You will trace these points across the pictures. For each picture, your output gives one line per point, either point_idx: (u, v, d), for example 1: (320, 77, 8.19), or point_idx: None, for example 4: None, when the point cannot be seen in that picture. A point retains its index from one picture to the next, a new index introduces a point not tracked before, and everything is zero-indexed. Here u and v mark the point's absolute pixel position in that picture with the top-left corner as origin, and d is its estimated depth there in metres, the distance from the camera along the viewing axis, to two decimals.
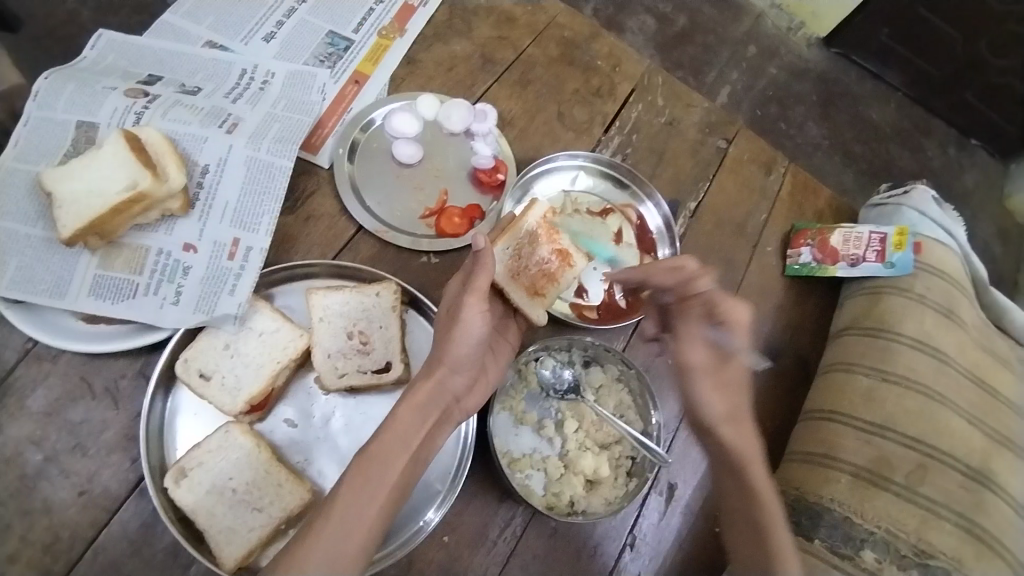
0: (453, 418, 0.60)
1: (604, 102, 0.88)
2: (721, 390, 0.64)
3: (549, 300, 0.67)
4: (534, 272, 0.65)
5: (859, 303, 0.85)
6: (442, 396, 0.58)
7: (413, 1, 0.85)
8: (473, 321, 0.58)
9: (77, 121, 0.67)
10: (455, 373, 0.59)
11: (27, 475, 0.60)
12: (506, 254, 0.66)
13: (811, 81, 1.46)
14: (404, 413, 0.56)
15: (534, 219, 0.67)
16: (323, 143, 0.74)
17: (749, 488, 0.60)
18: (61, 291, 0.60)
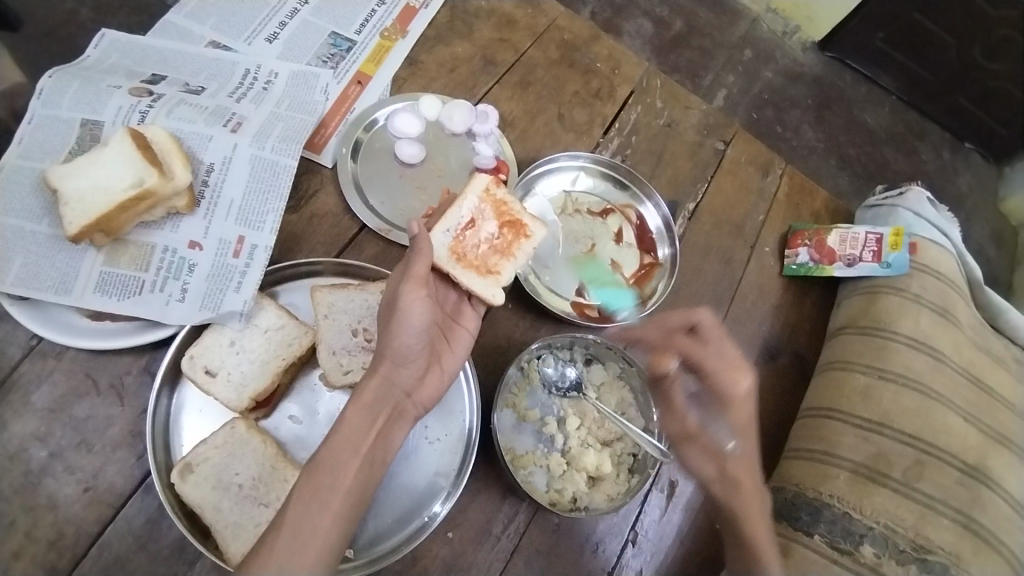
0: (407, 413, 0.59)
1: (604, 104, 0.89)
2: (708, 455, 0.67)
3: (504, 277, 0.65)
4: (481, 252, 0.65)
5: (856, 302, 0.86)
6: (390, 391, 0.58)
7: (414, 3, 0.86)
8: (410, 310, 0.57)
9: (81, 119, 0.67)
10: (401, 366, 0.58)
11: (31, 471, 0.60)
12: (448, 237, 0.65)
13: (805, 86, 1.48)
14: (351, 416, 0.56)
15: (473, 197, 0.67)
16: (326, 143, 0.75)
17: (749, 546, 0.63)
18: (66, 287, 0.61)
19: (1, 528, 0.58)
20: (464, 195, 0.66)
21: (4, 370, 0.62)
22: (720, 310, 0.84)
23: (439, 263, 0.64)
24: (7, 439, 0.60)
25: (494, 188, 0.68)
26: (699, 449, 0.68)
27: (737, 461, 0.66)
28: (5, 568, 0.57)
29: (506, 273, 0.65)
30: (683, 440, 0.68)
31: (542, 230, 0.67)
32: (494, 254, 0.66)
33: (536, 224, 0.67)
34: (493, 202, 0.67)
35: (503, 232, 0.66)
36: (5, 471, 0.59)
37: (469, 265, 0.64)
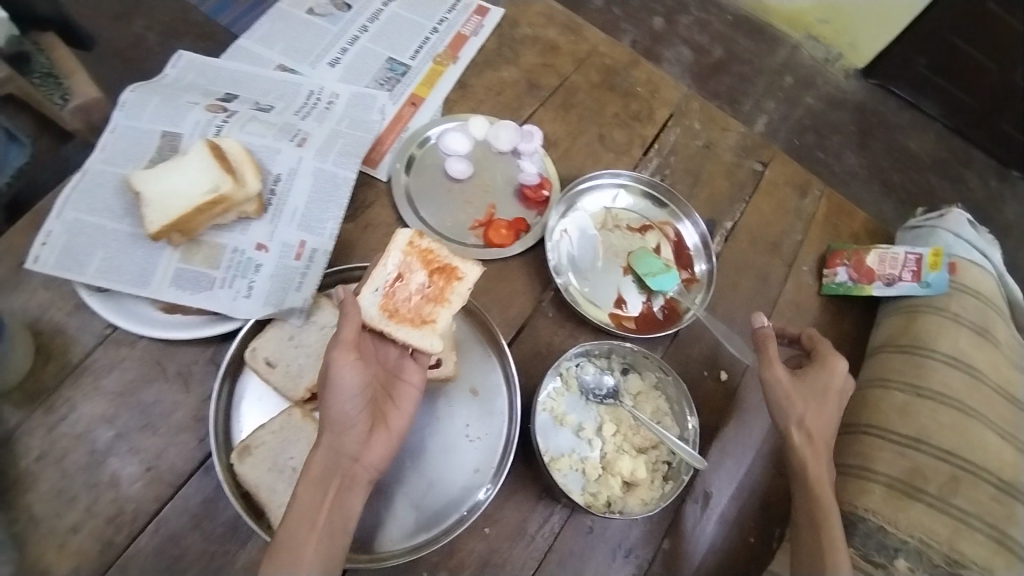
0: (358, 477, 0.61)
1: (643, 125, 0.92)
2: (806, 401, 0.70)
3: (440, 325, 0.67)
4: (413, 304, 0.67)
5: (894, 322, 0.85)
6: (336, 460, 0.60)
7: (465, 31, 0.92)
8: (340, 380, 0.60)
9: (161, 131, 0.74)
10: (342, 433, 0.61)
11: (98, 450, 0.65)
12: (378, 295, 0.67)
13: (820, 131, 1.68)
14: (303, 492, 0.58)
15: (398, 252, 0.68)
16: (382, 159, 0.80)
17: (810, 482, 0.68)
18: (144, 280, 0.66)
19: (66, 501, 0.63)
20: (386, 252, 0.67)
21: (79, 356, 0.69)
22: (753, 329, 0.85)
23: (371, 322, 0.66)
24: (78, 419, 0.66)
25: (417, 238, 0.69)
26: (804, 404, 0.69)
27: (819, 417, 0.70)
28: (66, 540, 0.62)
29: (441, 320, 0.67)
30: (795, 398, 0.69)
31: (471, 268, 0.68)
32: (426, 302, 0.67)
33: (465, 264, 0.68)
34: (417, 252, 0.68)
35: (433, 279, 0.68)
36: (73, 450, 0.65)
37: (403, 319, 0.66)
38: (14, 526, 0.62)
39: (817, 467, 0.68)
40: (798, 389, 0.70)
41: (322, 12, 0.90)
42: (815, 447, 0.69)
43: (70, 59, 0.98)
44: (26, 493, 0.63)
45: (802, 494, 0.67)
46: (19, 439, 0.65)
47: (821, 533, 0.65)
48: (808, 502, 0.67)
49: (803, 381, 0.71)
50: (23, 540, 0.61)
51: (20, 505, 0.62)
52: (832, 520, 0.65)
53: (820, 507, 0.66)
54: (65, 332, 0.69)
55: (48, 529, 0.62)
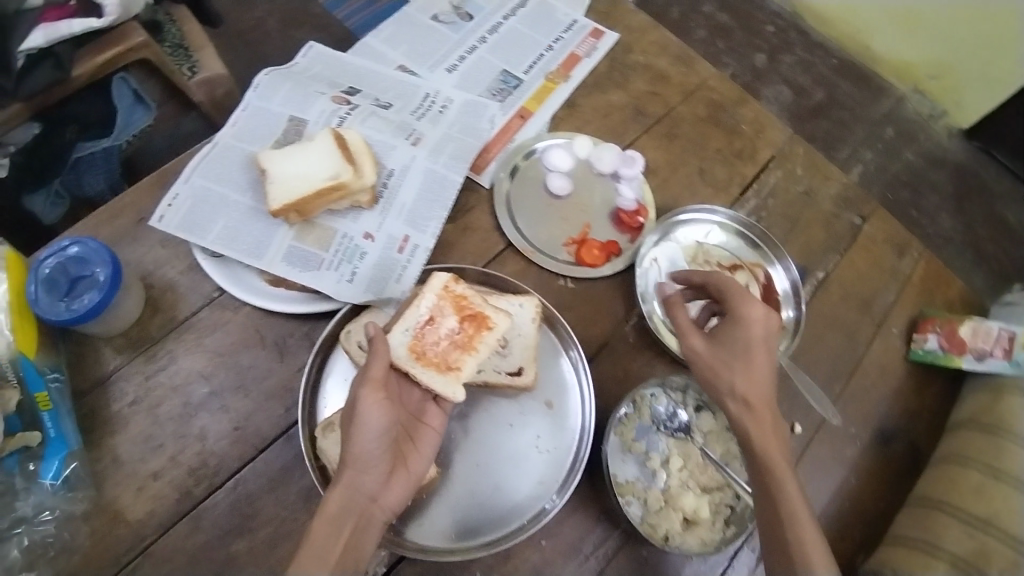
0: (375, 518, 0.59)
1: (744, 164, 0.92)
2: (727, 363, 0.65)
3: (465, 374, 0.65)
4: (440, 348, 0.66)
5: (979, 399, 0.84)
6: (354, 499, 0.59)
7: (578, 52, 0.94)
8: (368, 416, 0.59)
9: (289, 115, 0.78)
10: (363, 472, 0.60)
11: (191, 403, 0.69)
12: (407, 335, 0.66)
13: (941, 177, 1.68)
14: (318, 529, 0.57)
15: (432, 294, 0.67)
16: (487, 166, 0.83)
17: (761, 471, 0.62)
18: (259, 253, 0.70)
19: (152, 448, 0.67)
20: (421, 293, 0.67)
21: (185, 313, 0.72)
22: (837, 384, 0.84)
23: (396, 362, 0.65)
24: (177, 371, 0.70)
25: (452, 283, 0.68)
26: (729, 369, 0.65)
27: (749, 379, 0.64)
28: (145, 485, 0.65)
29: (466, 369, 0.65)
30: (715, 364, 0.65)
31: (503, 319, 0.67)
32: (454, 349, 0.66)
33: (497, 314, 0.67)
34: (451, 297, 0.68)
35: (463, 325, 0.67)
36: (170, 399, 0.69)
37: (430, 363, 0.65)
38: (96, 464, 0.66)
39: (768, 443, 0.63)
40: (716, 353, 0.66)
41: (445, 19, 0.94)
42: (756, 415, 0.64)
43: (197, 32, 1.02)
44: (116, 434, 0.67)
45: (756, 491, 0.63)
46: (116, 383, 0.69)
47: (794, 555, 0.58)
48: (769, 511, 0.61)
49: (723, 342, 0.66)
50: (104, 479, 0.65)
51: (108, 444, 0.67)
52: (796, 526, 0.59)
53: (780, 514, 0.60)
54: (175, 289, 0.73)
55: (130, 471, 0.66)
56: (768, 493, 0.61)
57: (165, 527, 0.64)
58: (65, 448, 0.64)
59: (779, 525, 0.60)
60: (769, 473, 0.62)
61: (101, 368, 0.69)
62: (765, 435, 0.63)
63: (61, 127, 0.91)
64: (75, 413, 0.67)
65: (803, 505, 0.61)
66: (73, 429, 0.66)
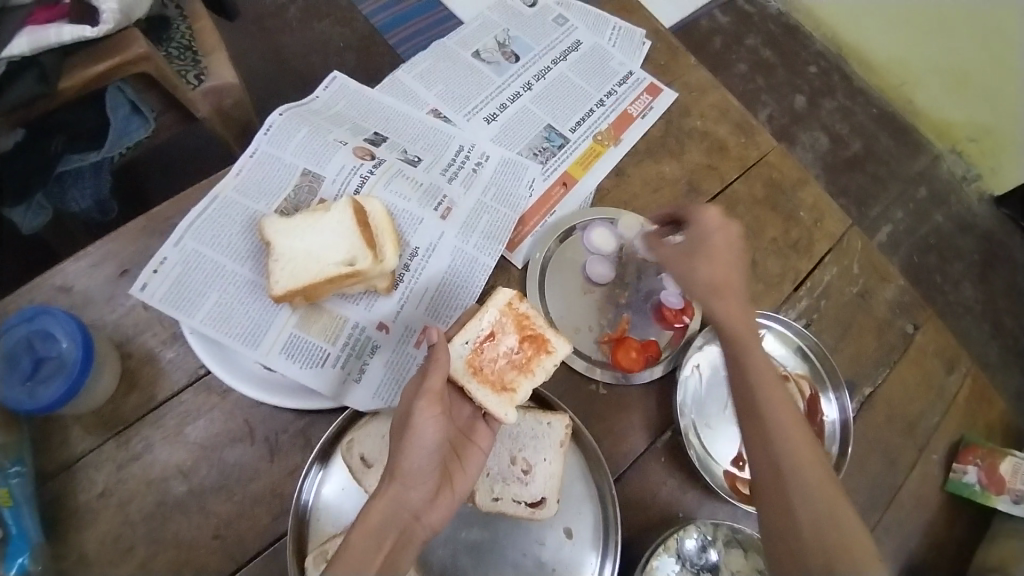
0: (416, 536, 0.54)
1: (798, 257, 0.84)
2: (690, 258, 0.67)
3: (520, 398, 0.61)
4: (498, 366, 0.62)
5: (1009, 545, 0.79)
6: (399, 513, 0.53)
7: (632, 111, 0.84)
8: (423, 430, 0.54)
9: (303, 168, 0.67)
10: (410, 487, 0.54)
11: (166, 502, 0.61)
12: (467, 347, 0.62)
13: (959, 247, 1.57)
14: (355, 539, 0.51)
15: (495, 310, 0.64)
16: (522, 242, 0.73)
17: (744, 372, 0.63)
18: (256, 340, 0.60)
19: (122, 551, 0.60)
20: (484, 307, 0.63)
21: (166, 394, 0.64)
22: (872, 517, 0.77)
23: (454, 371, 0.62)
24: (153, 463, 0.62)
25: (516, 301, 0.64)
26: (698, 263, 0.67)
27: (710, 266, 0.66)
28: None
29: (521, 392, 0.61)
30: (678, 261, 0.68)
31: (564, 345, 0.63)
32: (511, 369, 0.62)
33: (558, 338, 0.64)
34: (514, 314, 0.64)
35: (523, 346, 0.63)
36: (143, 495, 0.61)
37: (485, 381, 0.61)
38: (60, 562, 0.59)
39: (739, 324, 0.65)
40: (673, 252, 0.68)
41: (488, 58, 0.84)
42: (726, 296, 0.65)
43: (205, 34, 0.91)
44: (81, 530, 0.60)
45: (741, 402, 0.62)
46: (83, 470, 0.61)
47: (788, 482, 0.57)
48: (747, 397, 0.62)
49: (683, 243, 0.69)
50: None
51: (72, 541, 0.59)
52: (774, 409, 0.60)
53: (757, 397, 0.61)
54: (157, 362, 0.64)
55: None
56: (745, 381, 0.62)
57: None
58: (26, 547, 0.56)
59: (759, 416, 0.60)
60: (745, 354, 0.63)
61: (68, 450, 0.61)
62: (738, 321, 0.65)
63: (48, 135, 0.79)
64: (37, 500, 0.59)
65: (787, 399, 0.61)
66: (34, 524, 0.57)
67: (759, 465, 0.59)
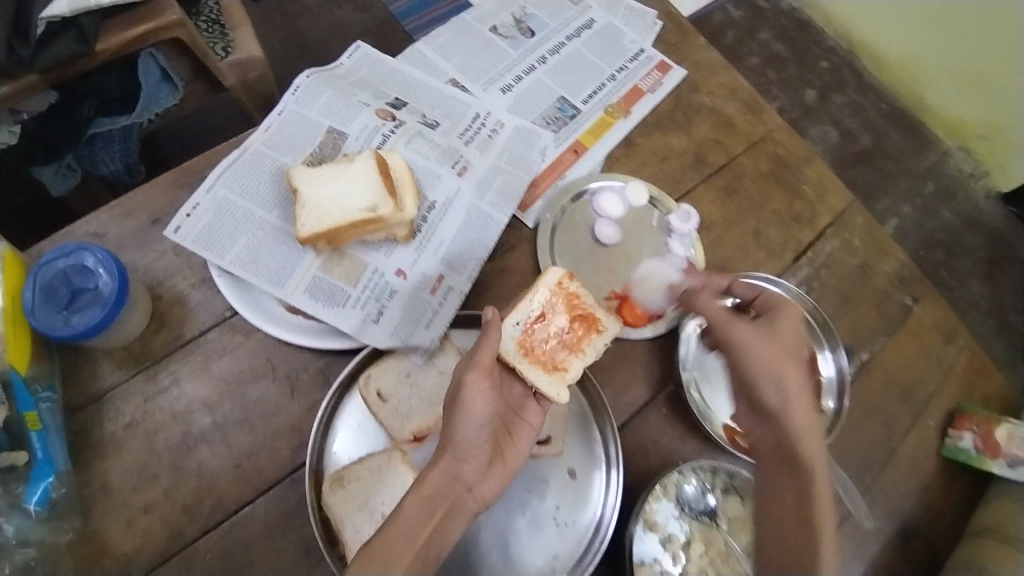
0: (465, 507, 0.58)
1: (801, 229, 0.86)
2: (759, 334, 0.66)
3: (571, 375, 0.65)
4: (549, 347, 0.67)
5: (998, 509, 0.81)
6: (450, 483, 0.58)
7: (642, 85, 0.88)
8: (471, 405, 0.58)
9: (329, 126, 0.72)
10: (461, 460, 0.59)
11: (191, 434, 0.65)
12: (517, 329, 0.67)
13: (979, 237, 1.59)
14: (409, 505, 0.56)
15: (545, 290, 0.68)
16: (533, 203, 0.77)
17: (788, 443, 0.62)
18: (281, 281, 0.65)
19: (146, 479, 0.63)
20: (535, 288, 0.68)
21: (193, 332, 0.68)
22: (867, 476, 0.79)
23: (506, 353, 0.66)
24: (180, 396, 0.66)
25: (566, 281, 0.68)
26: (792, 368, 0.64)
27: (775, 347, 0.65)
28: (135, 518, 0.61)
29: (572, 370, 0.65)
30: (780, 360, 0.64)
31: (614, 325, 0.67)
32: (562, 349, 0.67)
33: (609, 319, 0.68)
34: (564, 293, 0.68)
35: (573, 325, 0.67)
36: (168, 426, 0.65)
37: (536, 361, 0.65)
38: (84, 488, 0.61)
39: (799, 409, 0.63)
40: (779, 348, 0.65)
41: (504, 33, 0.88)
42: (791, 376, 0.64)
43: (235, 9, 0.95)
44: (108, 458, 0.63)
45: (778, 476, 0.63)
46: (111, 401, 0.65)
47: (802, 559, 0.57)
48: (801, 486, 0.60)
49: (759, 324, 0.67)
50: (91, 507, 0.61)
51: (97, 468, 0.62)
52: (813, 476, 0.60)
53: (801, 472, 0.61)
54: (185, 303, 0.68)
55: (120, 501, 0.62)
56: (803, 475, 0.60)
57: (151, 566, 0.60)
58: (52, 471, 0.60)
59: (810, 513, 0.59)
60: (804, 447, 0.61)
61: (97, 383, 0.65)
62: (810, 423, 0.63)
63: (81, 100, 0.84)
64: (64, 429, 0.63)
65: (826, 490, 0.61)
66: (61, 451, 0.61)
67: (778, 536, 0.60)
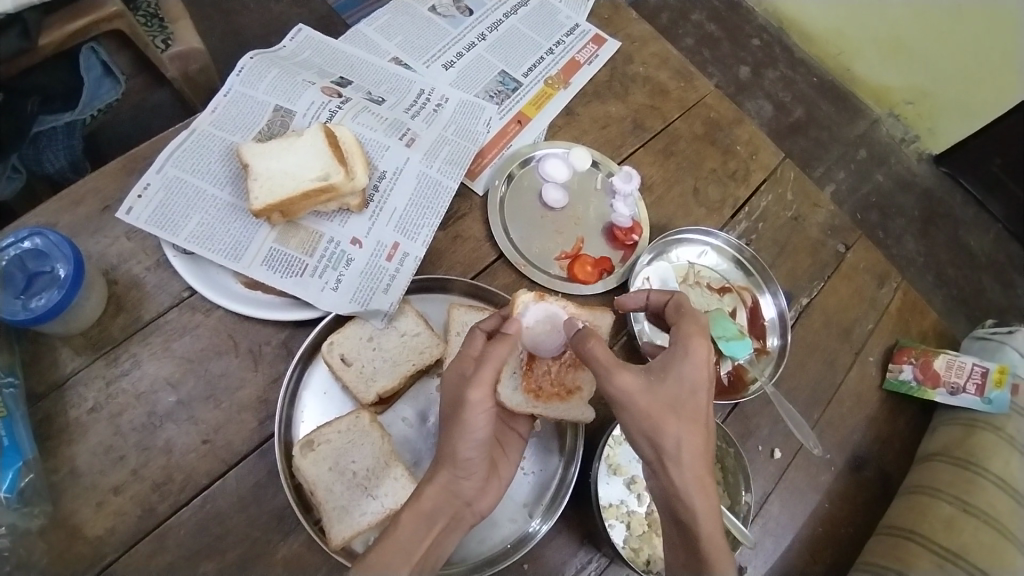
0: (465, 520, 0.59)
1: (737, 185, 0.91)
2: (647, 385, 0.57)
3: (587, 391, 0.69)
4: (554, 377, 0.68)
5: (952, 432, 0.84)
6: (450, 501, 0.58)
7: (579, 58, 0.92)
8: (474, 423, 0.57)
9: (275, 104, 0.74)
10: (463, 478, 0.58)
11: (157, 413, 0.65)
12: (516, 380, 0.67)
13: (914, 197, 1.63)
14: (406, 521, 0.56)
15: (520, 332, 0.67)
16: (482, 172, 0.80)
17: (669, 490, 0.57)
18: (237, 254, 0.66)
19: (113, 460, 0.63)
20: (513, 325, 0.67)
21: (152, 314, 0.68)
22: (815, 411, 0.84)
23: (521, 407, 0.66)
24: (142, 377, 0.66)
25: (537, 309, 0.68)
26: (672, 420, 0.56)
27: (656, 398, 0.56)
28: (105, 500, 0.61)
29: (587, 385, 0.69)
30: (658, 414, 0.56)
31: (605, 319, 0.71)
32: (567, 371, 0.69)
33: (597, 316, 0.71)
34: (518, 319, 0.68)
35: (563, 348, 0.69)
36: (132, 408, 0.65)
37: (551, 397, 0.67)
38: (52, 476, 0.61)
39: (687, 457, 0.56)
40: (658, 398, 0.56)
41: (443, 13, 0.90)
42: (683, 425, 0.56)
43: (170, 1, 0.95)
44: (73, 444, 0.63)
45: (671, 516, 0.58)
46: (73, 387, 0.64)
47: None
48: (690, 535, 0.57)
49: (653, 377, 0.57)
50: (60, 492, 0.61)
51: (64, 455, 0.62)
52: (700, 519, 0.56)
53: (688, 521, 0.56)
54: (142, 287, 0.68)
55: (89, 484, 0.62)
56: (689, 531, 0.57)
57: (123, 548, 0.60)
58: (19, 459, 0.59)
59: (702, 565, 0.56)
60: (689, 504, 0.56)
61: (57, 371, 0.64)
62: (699, 476, 0.56)
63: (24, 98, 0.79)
64: (29, 419, 0.62)
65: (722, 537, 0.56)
66: (28, 440, 0.60)
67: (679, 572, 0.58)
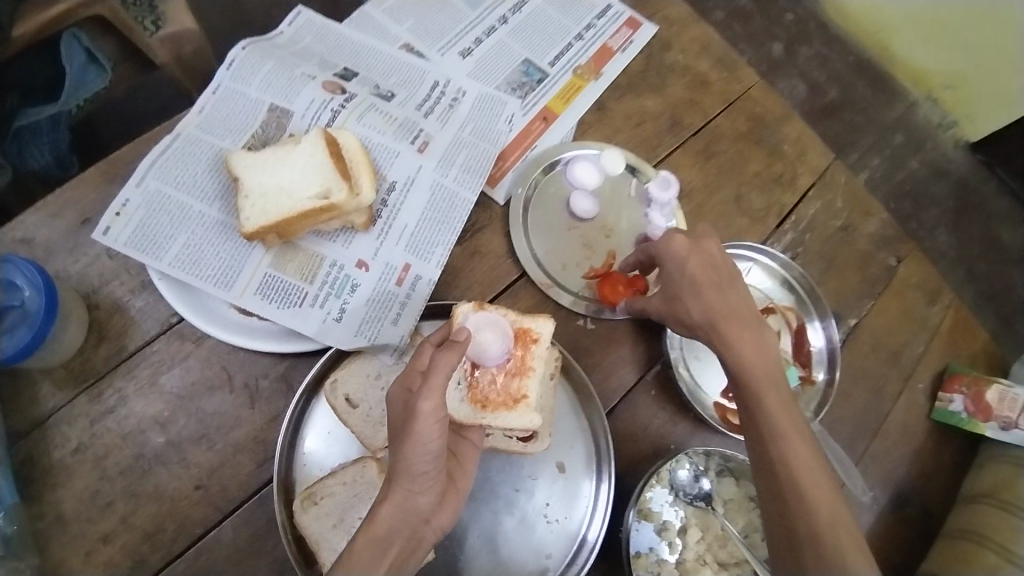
0: (425, 540, 0.50)
1: (783, 191, 0.82)
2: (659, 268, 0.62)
3: (534, 399, 0.58)
4: (499, 385, 0.59)
5: (998, 472, 0.77)
6: (404, 523, 0.48)
7: (612, 44, 0.82)
8: (427, 435, 0.47)
9: (271, 103, 0.65)
10: (416, 491, 0.49)
11: (145, 455, 0.58)
12: (460, 391, 0.59)
13: (948, 183, 1.32)
14: (359, 549, 0.46)
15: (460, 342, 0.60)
16: (502, 178, 0.71)
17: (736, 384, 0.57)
18: (228, 282, 0.59)
19: (100, 507, 0.56)
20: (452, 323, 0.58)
21: (137, 344, 0.61)
22: (860, 444, 0.77)
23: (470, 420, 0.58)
24: (128, 415, 0.59)
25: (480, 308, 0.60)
26: (682, 291, 0.60)
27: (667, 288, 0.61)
28: (94, 549, 0.55)
29: (533, 393, 0.59)
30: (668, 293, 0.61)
31: (546, 325, 0.61)
32: (511, 379, 0.59)
33: (537, 323, 0.61)
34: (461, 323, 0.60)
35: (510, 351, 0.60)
36: (119, 449, 0.58)
37: (496, 407, 0.58)
38: (37, 522, 0.55)
39: (708, 306, 0.59)
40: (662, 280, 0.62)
41: None
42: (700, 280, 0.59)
43: None
44: (56, 489, 0.56)
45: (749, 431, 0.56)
46: (56, 426, 0.57)
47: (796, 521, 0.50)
48: (751, 410, 0.56)
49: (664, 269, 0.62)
50: (48, 541, 0.55)
51: (48, 500, 0.56)
52: (746, 371, 0.57)
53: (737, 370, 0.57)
54: (126, 312, 0.61)
55: (75, 533, 0.55)
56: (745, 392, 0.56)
57: None
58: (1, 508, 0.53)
59: (757, 413, 0.55)
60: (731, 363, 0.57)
61: (38, 407, 0.58)
62: (734, 332, 0.58)
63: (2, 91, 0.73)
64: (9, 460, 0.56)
65: (820, 468, 0.52)
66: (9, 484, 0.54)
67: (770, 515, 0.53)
